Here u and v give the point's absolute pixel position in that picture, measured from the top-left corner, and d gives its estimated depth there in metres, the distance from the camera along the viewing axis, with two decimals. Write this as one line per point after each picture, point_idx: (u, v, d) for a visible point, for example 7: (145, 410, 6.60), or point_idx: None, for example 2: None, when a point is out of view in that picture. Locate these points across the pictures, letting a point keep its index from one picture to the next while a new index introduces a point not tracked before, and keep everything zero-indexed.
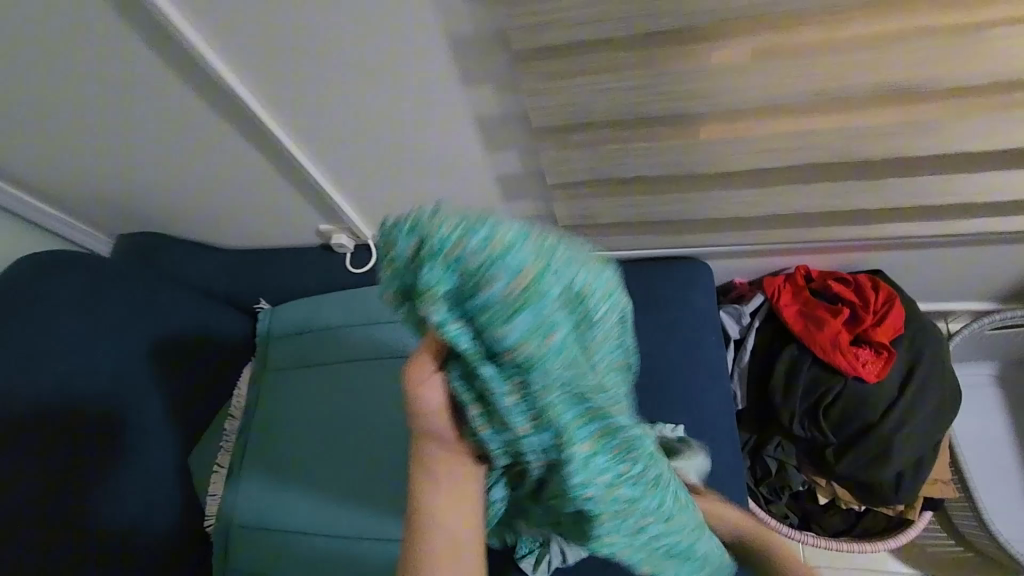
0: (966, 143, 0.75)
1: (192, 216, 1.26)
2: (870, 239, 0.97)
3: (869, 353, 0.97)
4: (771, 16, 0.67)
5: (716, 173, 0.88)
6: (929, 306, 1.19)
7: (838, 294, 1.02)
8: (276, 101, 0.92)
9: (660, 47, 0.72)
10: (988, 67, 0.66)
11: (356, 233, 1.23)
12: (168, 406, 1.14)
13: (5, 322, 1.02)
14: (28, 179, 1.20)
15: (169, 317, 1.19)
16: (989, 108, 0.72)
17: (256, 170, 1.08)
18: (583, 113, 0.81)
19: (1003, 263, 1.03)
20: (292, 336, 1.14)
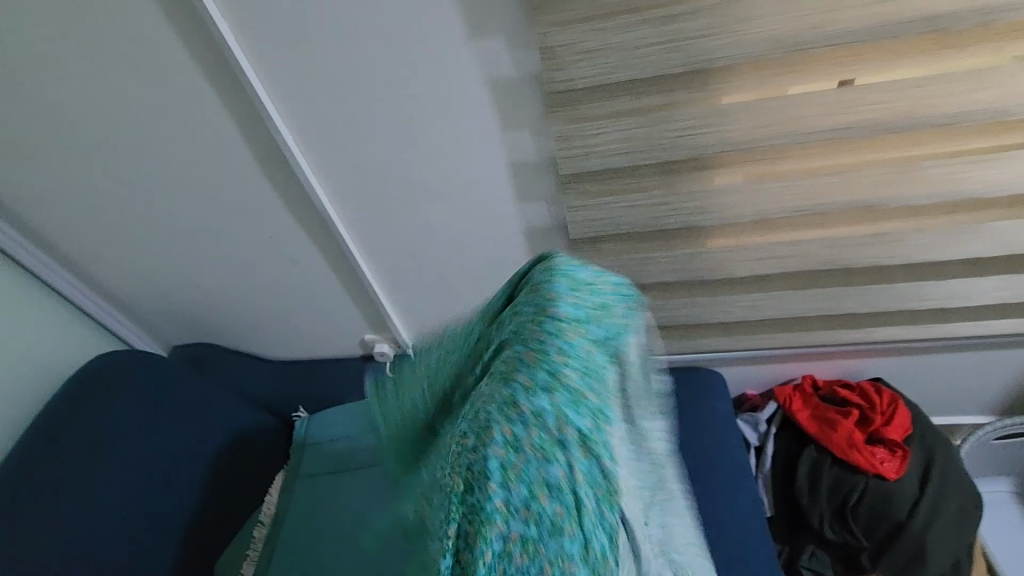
0: (982, 244, 0.78)
1: (141, 289, 1.19)
2: (884, 346, 1.02)
3: (885, 450, 0.95)
4: (808, 136, 0.69)
5: (726, 278, 0.91)
6: (936, 420, 1.18)
7: (845, 398, 1.02)
8: (323, 162, 0.88)
9: (690, 156, 0.73)
10: (972, 171, 0.70)
11: (397, 342, 1.19)
12: (163, 530, 1.02)
13: (103, 444, 1.00)
14: (60, 247, 1.12)
15: (206, 458, 1.11)
16: (993, 212, 0.77)
17: (261, 219, 0.99)
18: (621, 222, 0.81)
19: (1007, 376, 1.08)
20: (327, 442, 1.13)
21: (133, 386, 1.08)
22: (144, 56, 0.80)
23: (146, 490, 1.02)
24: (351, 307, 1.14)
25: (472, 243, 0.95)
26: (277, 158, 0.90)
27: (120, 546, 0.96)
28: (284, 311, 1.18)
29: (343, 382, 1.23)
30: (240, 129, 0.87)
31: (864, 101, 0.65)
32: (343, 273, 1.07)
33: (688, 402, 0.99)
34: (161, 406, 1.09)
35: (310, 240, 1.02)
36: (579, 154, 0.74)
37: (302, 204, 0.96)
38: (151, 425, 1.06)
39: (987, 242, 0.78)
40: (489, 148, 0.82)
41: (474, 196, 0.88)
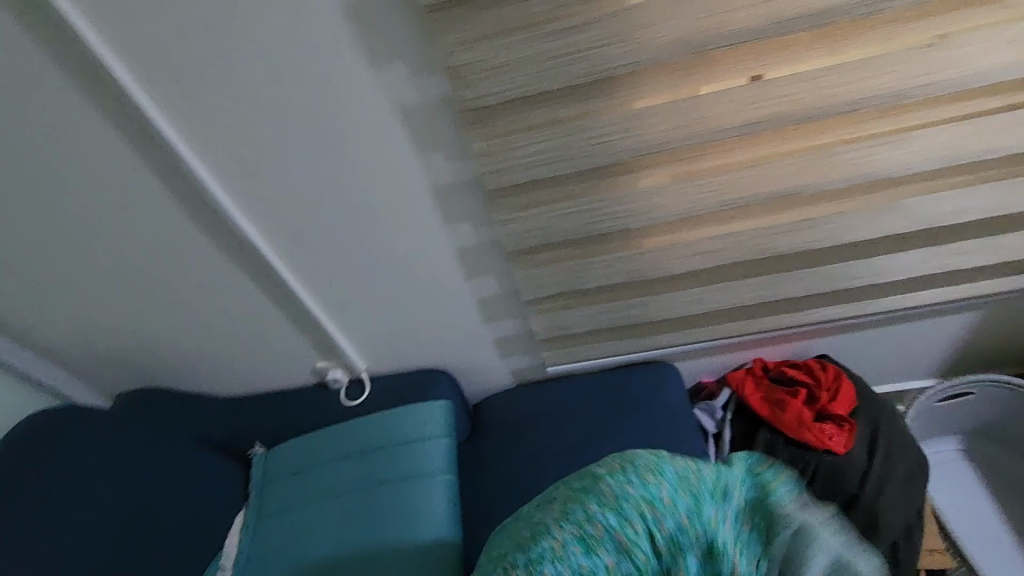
0: (898, 220, 0.82)
1: (76, 342, 1.14)
2: (825, 325, 1.06)
3: (832, 426, 0.99)
4: (720, 135, 0.71)
5: (663, 276, 0.92)
6: (881, 387, 1.23)
7: (793, 378, 1.06)
8: (249, 200, 0.85)
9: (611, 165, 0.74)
10: (877, 154, 0.73)
11: (350, 367, 1.17)
12: None
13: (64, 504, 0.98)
14: None
15: (170, 514, 1.07)
16: (903, 191, 0.81)
17: (194, 262, 0.96)
18: (554, 234, 0.82)
19: (942, 340, 1.13)
20: (289, 478, 1.14)
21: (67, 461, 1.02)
22: (35, 103, 0.76)
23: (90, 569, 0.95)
24: (297, 338, 1.11)
25: (412, 264, 0.94)
26: (201, 200, 0.87)
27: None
28: (229, 349, 1.14)
29: (299, 413, 1.20)
30: (156, 174, 0.84)
31: (768, 98, 0.67)
32: (285, 306, 1.04)
33: (651, 384, 1.09)
34: (103, 477, 1.04)
35: (245, 277, 0.99)
36: (501, 169, 0.73)
37: (232, 243, 0.93)
38: (91, 498, 1.01)
39: (902, 218, 0.81)
40: (417, 172, 0.80)
41: (406, 218, 0.87)
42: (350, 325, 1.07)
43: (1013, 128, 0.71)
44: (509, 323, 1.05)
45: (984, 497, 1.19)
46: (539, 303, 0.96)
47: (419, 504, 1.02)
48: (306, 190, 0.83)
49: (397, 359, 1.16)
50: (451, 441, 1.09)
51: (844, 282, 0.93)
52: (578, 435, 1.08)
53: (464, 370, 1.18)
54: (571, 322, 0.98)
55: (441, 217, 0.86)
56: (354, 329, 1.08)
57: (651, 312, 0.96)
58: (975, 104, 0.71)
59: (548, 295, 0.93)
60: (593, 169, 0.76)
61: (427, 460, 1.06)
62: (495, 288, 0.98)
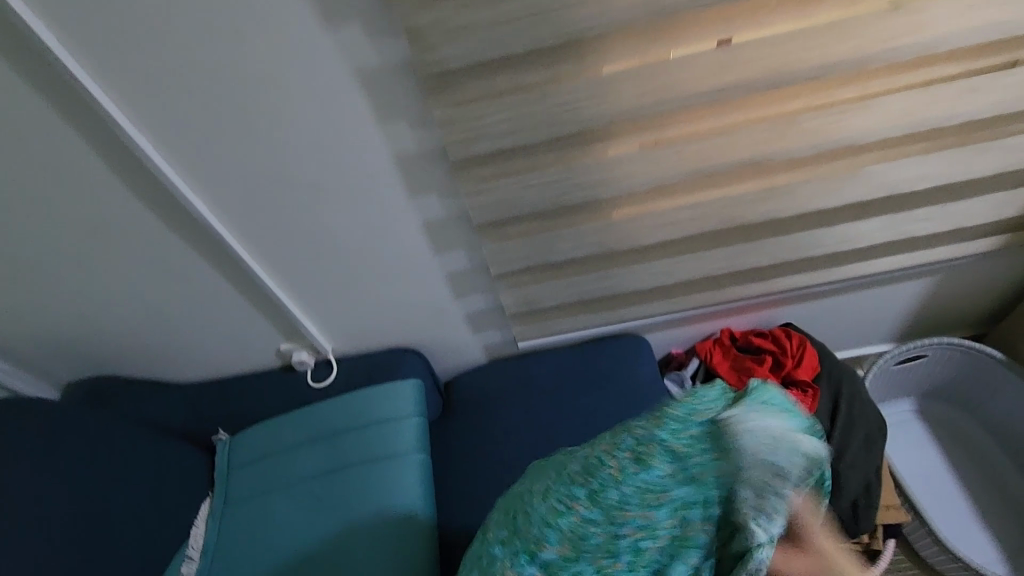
0: (861, 188, 0.82)
1: (18, 331, 1.07)
2: (790, 294, 1.08)
3: (796, 392, 1.01)
4: (689, 103, 0.69)
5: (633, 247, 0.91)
6: (842, 353, 1.27)
7: (759, 347, 1.08)
8: (200, 175, 0.80)
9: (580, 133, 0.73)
10: (843, 121, 0.73)
11: (316, 349, 1.14)
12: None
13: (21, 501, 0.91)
14: None
15: (133, 507, 1.03)
16: (866, 159, 0.81)
17: (142, 243, 0.90)
18: (523, 206, 0.80)
19: (899, 305, 1.16)
20: (256, 464, 1.10)
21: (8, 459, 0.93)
22: None
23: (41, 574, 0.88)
24: (259, 320, 1.07)
25: (377, 240, 0.91)
26: (147, 177, 0.81)
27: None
28: (186, 333, 1.09)
29: (264, 397, 1.16)
30: (95, 149, 0.77)
31: (737, 64, 0.66)
32: (244, 287, 1.00)
33: (622, 356, 1.09)
34: (49, 475, 0.96)
35: (199, 258, 0.93)
36: (466, 139, 0.71)
37: (181, 222, 0.87)
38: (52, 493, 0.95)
39: (866, 186, 0.82)
40: (379, 142, 0.77)
41: (369, 192, 0.83)
42: (314, 305, 1.04)
43: (972, 94, 0.72)
44: (479, 298, 1.03)
45: (935, 453, 1.25)
46: (509, 277, 0.94)
47: (389, 485, 1.00)
48: (262, 164, 0.79)
49: (365, 339, 1.13)
50: (423, 420, 1.08)
51: (809, 250, 0.94)
52: (550, 409, 1.07)
53: (434, 348, 1.17)
54: (540, 296, 0.97)
55: (406, 191, 0.83)
56: (320, 309, 1.05)
57: (622, 284, 0.95)
58: (937, 70, 0.72)
59: (518, 269, 0.92)
60: (561, 138, 0.74)
61: (398, 440, 1.04)
62: (464, 263, 0.96)
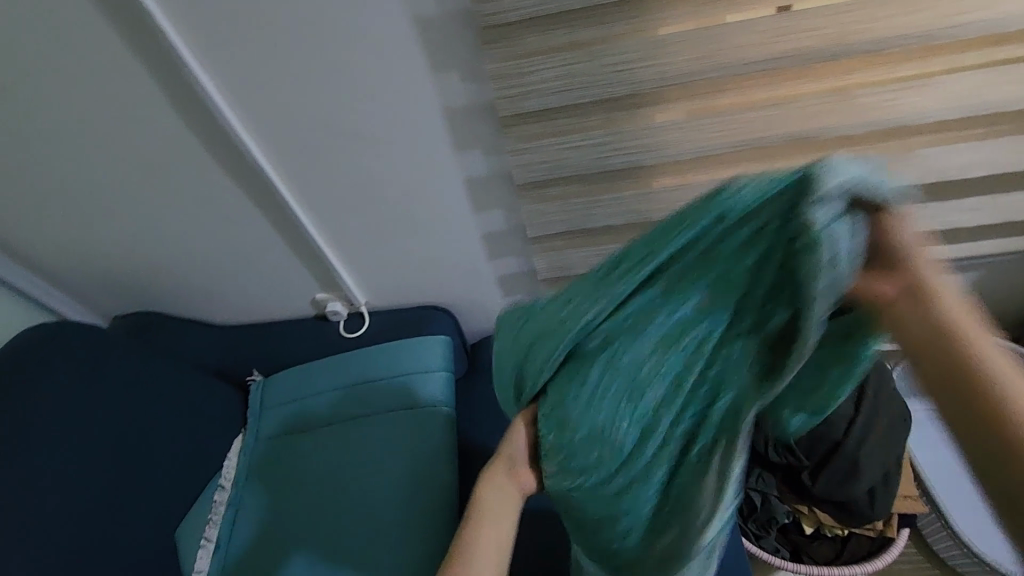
0: (911, 171, 0.81)
1: (74, 263, 1.13)
2: None
3: None
4: (742, 70, 0.69)
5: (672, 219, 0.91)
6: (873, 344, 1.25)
7: None
8: (256, 118, 0.83)
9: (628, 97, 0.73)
10: (899, 99, 0.72)
11: (350, 300, 1.17)
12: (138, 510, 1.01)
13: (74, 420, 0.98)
14: None
15: (172, 435, 1.10)
16: (921, 141, 0.80)
17: (194, 184, 0.94)
18: (565, 168, 0.81)
19: None
20: (287, 404, 1.15)
21: (53, 385, 0.98)
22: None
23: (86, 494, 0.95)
24: (297, 268, 1.10)
25: (420, 194, 0.93)
26: (204, 117, 0.84)
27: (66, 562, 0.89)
28: (228, 276, 1.13)
29: (297, 343, 1.20)
30: (157, 86, 0.80)
31: (796, 32, 0.65)
32: (287, 234, 1.03)
33: None
34: (90, 403, 1.01)
35: (246, 201, 0.96)
36: (515, 95, 0.72)
37: (232, 163, 0.90)
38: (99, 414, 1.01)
39: (916, 169, 0.81)
40: (429, 93, 0.78)
41: (415, 145, 0.85)
42: (353, 256, 1.07)
43: None
44: (513, 260, 1.05)
45: None
46: (546, 240, 0.96)
47: (416, 433, 1.04)
48: (315, 110, 0.81)
49: (398, 294, 1.16)
50: (449, 375, 1.10)
51: None
52: None
53: (464, 308, 1.19)
54: (574, 262, 0.98)
55: (452, 146, 0.85)
56: (358, 262, 1.08)
57: None
58: (1006, 51, 0.70)
59: (555, 232, 0.93)
60: (609, 99, 0.74)
61: (424, 392, 1.08)
62: (502, 224, 0.98)
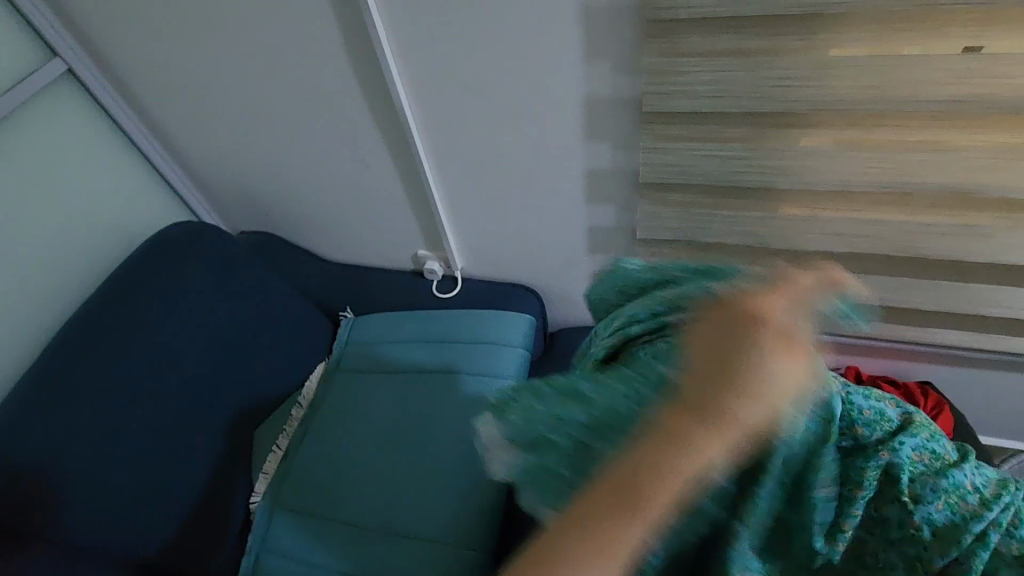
0: None
1: (221, 178, 1.25)
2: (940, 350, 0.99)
3: None
4: (910, 107, 0.66)
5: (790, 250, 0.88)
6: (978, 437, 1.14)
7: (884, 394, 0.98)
8: (414, 72, 0.90)
9: (778, 116, 0.73)
10: None
11: (447, 263, 1.23)
12: (226, 405, 1.13)
13: (193, 313, 1.12)
14: (159, 128, 1.19)
15: (267, 347, 1.20)
16: None
17: (342, 123, 1.02)
18: (693, 175, 0.80)
19: None
20: (370, 345, 1.20)
21: (182, 276, 1.12)
22: None
23: (184, 376, 1.09)
24: (409, 220, 1.16)
25: (542, 172, 0.96)
26: (369, 64, 0.92)
27: (149, 427, 1.03)
28: (346, 214, 1.22)
29: (391, 290, 1.27)
30: (338, 28, 0.88)
31: (981, 75, 0.62)
32: (409, 186, 1.09)
33: None
34: (206, 299, 1.14)
35: (383, 148, 1.04)
36: (664, 91, 0.73)
37: (382, 109, 0.98)
38: (213, 314, 1.14)
39: None
40: (577, 74, 0.81)
41: (549, 125, 0.89)
42: (462, 220, 1.12)
43: None
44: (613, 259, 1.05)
45: None
46: (651, 244, 0.95)
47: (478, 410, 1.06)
48: (467, 73, 0.87)
49: (494, 266, 1.20)
50: (525, 355, 1.13)
51: (985, 307, 0.86)
52: None
53: (552, 294, 1.21)
54: None
55: (585, 129, 0.87)
56: (466, 227, 1.13)
57: None
58: None
59: (663, 238, 0.92)
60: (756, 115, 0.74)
61: (496, 364, 1.11)
62: (607, 223, 0.99)
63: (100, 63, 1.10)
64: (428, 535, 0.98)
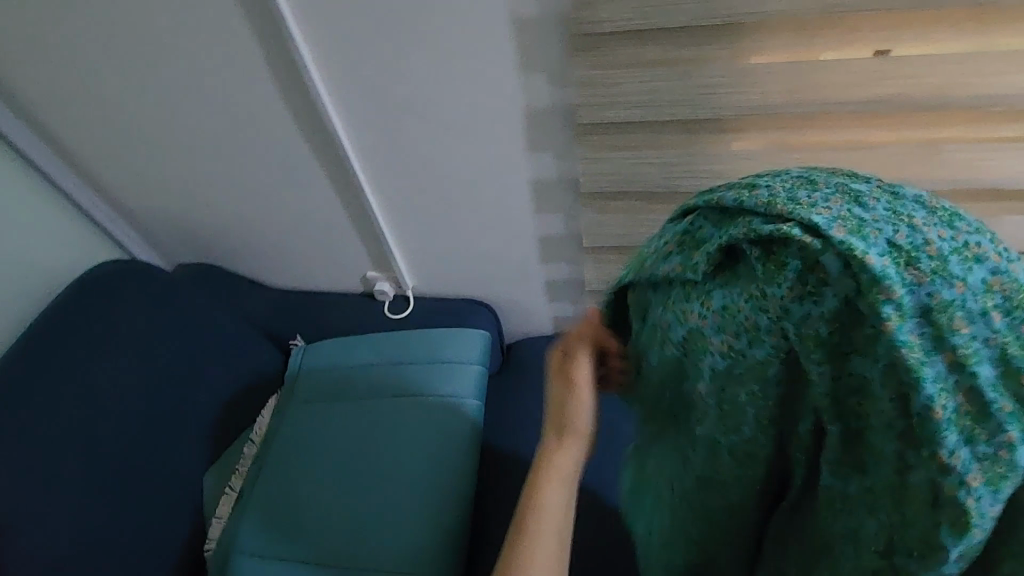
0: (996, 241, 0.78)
1: (151, 211, 1.19)
2: None
3: None
4: (831, 108, 0.69)
5: None
6: None
7: None
8: (346, 95, 0.87)
9: (708, 123, 0.74)
10: (988, 162, 0.70)
11: (398, 282, 1.20)
12: (172, 449, 1.07)
13: (130, 354, 1.05)
14: (78, 164, 1.11)
15: (215, 385, 1.15)
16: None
17: (275, 146, 0.98)
18: (632, 184, 0.81)
19: None
20: (323, 372, 1.16)
21: (116, 318, 1.06)
22: None
23: (120, 422, 1.01)
24: (354, 241, 1.13)
25: (485, 187, 0.95)
26: (299, 87, 0.89)
27: (88, 480, 0.95)
28: (287, 238, 1.17)
29: (343, 316, 1.23)
30: (263, 51, 0.85)
31: (894, 77, 0.65)
32: (352, 207, 1.06)
33: None
34: (142, 339, 1.07)
35: (324, 172, 1.01)
36: (600, 103, 0.73)
37: (316, 131, 0.94)
38: (151, 354, 1.08)
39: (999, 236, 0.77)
40: (513, 88, 0.81)
41: (489, 140, 0.88)
42: (408, 240, 1.10)
43: None
44: (563, 267, 1.06)
45: None
46: (599, 252, 0.95)
47: (440, 429, 1.04)
48: (402, 92, 0.85)
49: (445, 283, 1.18)
50: (483, 370, 1.11)
51: None
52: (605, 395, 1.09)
53: (506, 306, 1.20)
54: None
55: (525, 142, 0.86)
56: (413, 246, 1.11)
57: None
58: None
59: (608, 245, 0.92)
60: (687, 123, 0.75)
61: (455, 382, 1.08)
62: (554, 234, 0.99)
63: (5, 98, 1.01)
64: (395, 564, 0.95)
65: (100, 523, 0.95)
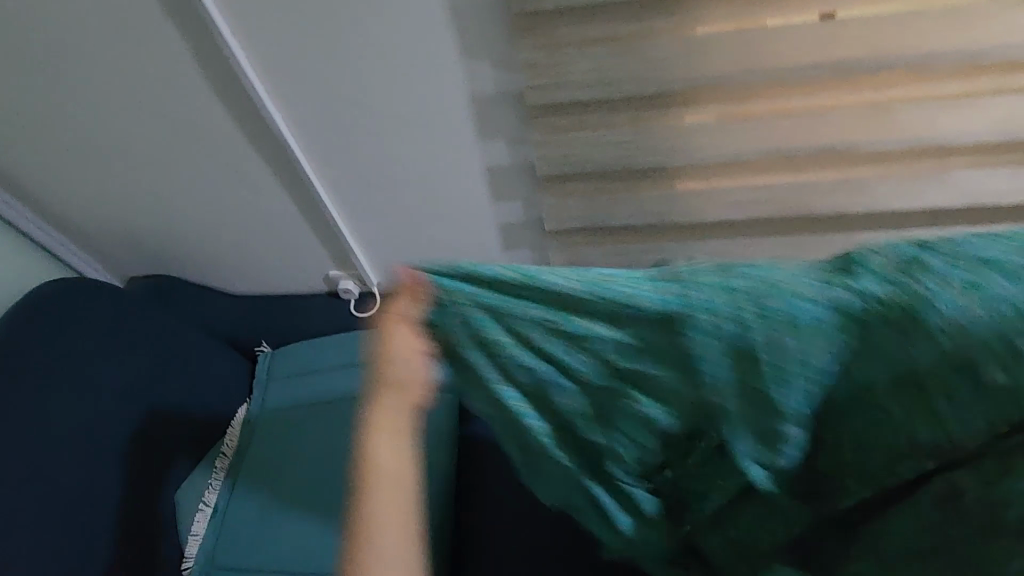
0: (952, 198, 0.78)
1: (95, 225, 1.13)
2: None
3: None
4: (780, 76, 0.68)
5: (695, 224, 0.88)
6: None
7: None
8: (285, 91, 0.83)
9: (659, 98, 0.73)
10: (938, 120, 0.70)
11: (363, 279, 1.17)
12: (140, 470, 1.03)
13: (84, 376, 1.00)
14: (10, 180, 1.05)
15: (180, 399, 1.11)
16: (983, 163, 0.75)
17: (215, 149, 0.93)
18: (588, 164, 0.79)
19: None
20: (292, 377, 1.13)
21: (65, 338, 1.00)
22: None
23: (80, 447, 0.97)
24: (313, 241, 1.10)
25: (440, 176, 0.92)
26: (234, 86, 0.84)
27: (50, 510, 0.92)
28: (242, 243, 1.13)
29: (308, 319, 1.20)
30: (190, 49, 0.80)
31: (838, 42, 0.64)
32: (305, 206, 1.02)
33: None
34: (97, 359, 1.03)
35: (270, 172, 0.96)
36: (546, 85, 0.71)
37: (257, 130, 0.90)
38: (109, 374, 1.03)
39: (955, 193, 0.77)
40: (459, 72, 0.78)
41: (439, 128, 0.85)
42: (367, 236, 1.07)
43: None
44: (528, 252, 1.04)
45: None
46: (562, 235, 0.93)
47: None
48: (343, 84, 0.81)
49: None
50: None
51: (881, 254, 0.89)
52: None
53: None
54: (590, 260, 0.95)
55: (476, 127, 0.84)
56: (373, 242, 1.08)
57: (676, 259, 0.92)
58: None
59: (570, 228, 0.90)
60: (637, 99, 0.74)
61: None
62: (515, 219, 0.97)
63: None
64: None
65: (68, 552, 0.91)
